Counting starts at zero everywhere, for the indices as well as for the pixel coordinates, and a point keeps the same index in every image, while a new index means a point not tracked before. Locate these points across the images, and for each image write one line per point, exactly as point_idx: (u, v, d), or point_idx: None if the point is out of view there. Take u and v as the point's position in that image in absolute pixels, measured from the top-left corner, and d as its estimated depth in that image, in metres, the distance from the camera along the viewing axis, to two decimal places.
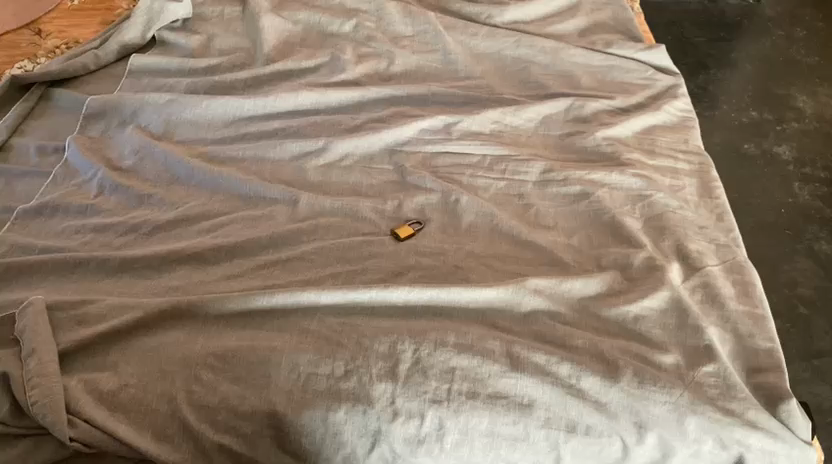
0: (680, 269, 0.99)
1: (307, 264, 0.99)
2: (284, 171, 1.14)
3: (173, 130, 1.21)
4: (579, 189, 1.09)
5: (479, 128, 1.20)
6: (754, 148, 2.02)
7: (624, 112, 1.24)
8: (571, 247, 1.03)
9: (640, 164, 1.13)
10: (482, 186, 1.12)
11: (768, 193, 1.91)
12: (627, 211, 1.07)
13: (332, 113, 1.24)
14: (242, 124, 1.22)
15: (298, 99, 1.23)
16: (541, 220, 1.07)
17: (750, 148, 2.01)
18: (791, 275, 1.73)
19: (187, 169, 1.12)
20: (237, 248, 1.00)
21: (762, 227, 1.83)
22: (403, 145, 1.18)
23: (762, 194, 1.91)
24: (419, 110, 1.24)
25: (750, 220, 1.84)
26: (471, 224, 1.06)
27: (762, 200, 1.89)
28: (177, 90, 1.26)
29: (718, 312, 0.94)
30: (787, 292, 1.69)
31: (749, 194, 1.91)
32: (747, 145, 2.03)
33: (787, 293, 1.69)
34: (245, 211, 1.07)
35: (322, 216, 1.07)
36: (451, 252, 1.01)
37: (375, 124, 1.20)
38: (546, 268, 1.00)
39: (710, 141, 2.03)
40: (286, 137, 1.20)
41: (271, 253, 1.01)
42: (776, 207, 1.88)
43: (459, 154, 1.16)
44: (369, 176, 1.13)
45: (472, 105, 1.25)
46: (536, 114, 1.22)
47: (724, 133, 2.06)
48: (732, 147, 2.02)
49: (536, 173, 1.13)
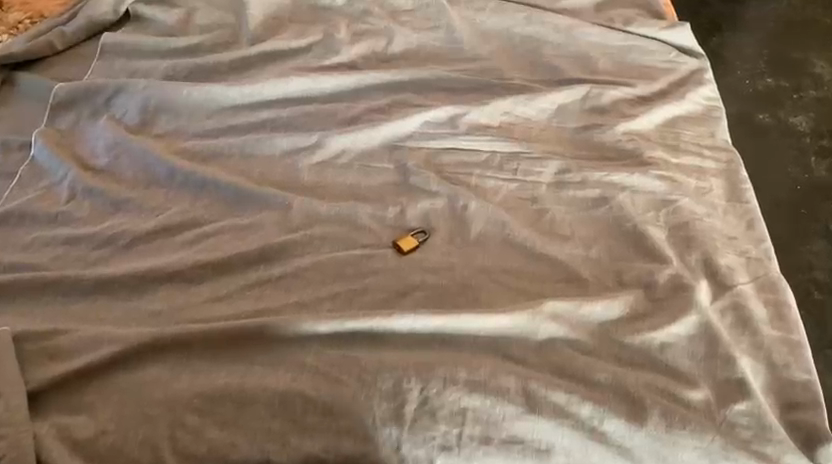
0: (709, 288, 0.91)
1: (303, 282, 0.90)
2: (274, 170, 1.04)
3: (151, 122, 1.09)
4: (598, 193, 1.00)
5: (489, 121, 1.09)
6: (770, 117, 1.84)
7: (645, 100, 1.13)
8: (590, 261, 0.95)
9: (663, 163, 1.04)
10: (492, 189, 1.02)
11: (782, 168, 1.72)
12: (651, 219, 0.98)
13: (326, 102, 1.13)
14: (226, 114, 1.11)
15: (289, 87, 1.12)
16: (557, 229, 0.98)
17: (767, 118, 1.82)
18: (807, 258, 1.55)
19: (169, 169, 1.01)
20: (223, 265, 0.91)
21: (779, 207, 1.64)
22: (404, 140, 1.08)
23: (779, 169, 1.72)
24: (423, 98, 1.13)
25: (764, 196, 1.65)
26: (481, 233, 0.97)
27: (775, 176, 1.70)
28: (153, 76, 1.14)
29: (750, 338, 0.87)
30: (800, 276, 1.50)
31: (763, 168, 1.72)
32: (763, 115, 1.85)
33: (800, 277, 1.50)
34: (232, 218, 0.97)
35: (316, 224, 0.97)
36: (460, 268, 0.93)
37: (373, 116, 1.10)
38: (563, 287, 0.92)
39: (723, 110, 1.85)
40: (274, 130, 1.09)
41: (261, 269, 0.92)
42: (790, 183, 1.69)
43: (467, 150, 1.06)
44: (367, 177, 1.04)
45: (480, 92, 1.14)
46: (551, 104, 1.11)
47: (738, 102, 1.87)
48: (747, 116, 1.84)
49: (551, 173, 1.03)
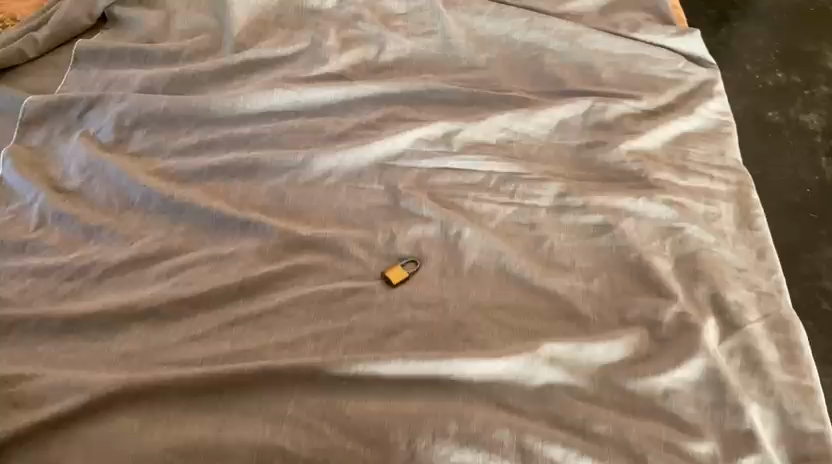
0: (717, 326, 0.85)
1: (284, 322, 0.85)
2: (256, 192, 0.97)
3: (126, 138, 1.03)
4: (600, 220, 0.94)
5: (485, 138, 1.03)
6: (779, 116, 1.66)
7: (652, 115, 1.06)
8: (591, 295, 0.89)
9: (670, 186, 0.98)
10: (488, 213, 0.96)
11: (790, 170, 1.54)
12: (656, 248, 0.92)
13: (313, 116, 1.06)
14: (207, 129, 1.04)
15: (273, 100, 1.05)
16: (556, 259, 0.92)
17: (776, 116, 1.65)
18: (816, 266, 1.37)
19: (144, 193, 0.95)
20: (201, 300, 0.86)
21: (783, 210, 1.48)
22: (396, 159, 1.01)
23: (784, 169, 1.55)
24: (416, 112, 1.07)
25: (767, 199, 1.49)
26: (475, 263, 0.91)
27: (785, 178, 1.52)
28: (130, 87, 1.08)
29: (760, 383, 0.82)
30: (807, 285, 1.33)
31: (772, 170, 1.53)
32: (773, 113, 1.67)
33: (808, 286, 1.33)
34: (211, 247, 0.92)
35: (301, 253, 0.91)
36: (452, 303, 0.87)
37: (363, 132, 1.04)
38: (562, 325, 0.87)
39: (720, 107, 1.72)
40: (258, 147, 1.03)
41: (241, 305, 0.86)
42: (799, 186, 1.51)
43: (461, 171, 1.00)
44: (356, 200, 0.97)
45: (476, 105, 1.08)
46: (552, 119, 1.04)
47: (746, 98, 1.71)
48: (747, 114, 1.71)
49: (550, 196, 0.97)
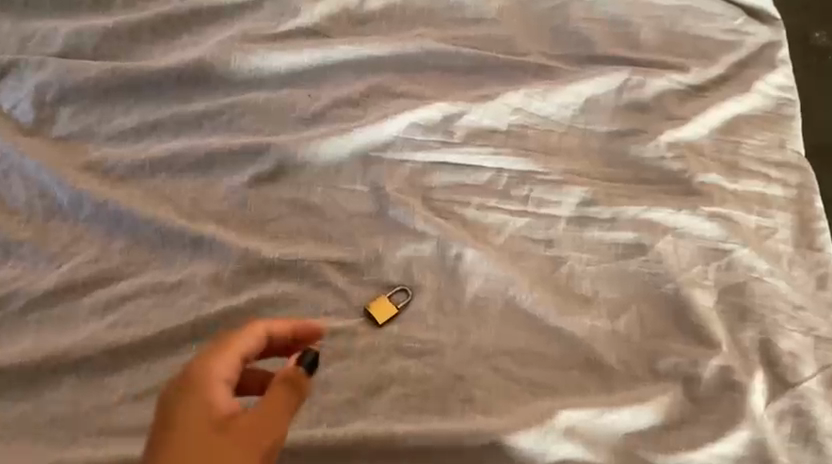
0: (765, 383, 0.71)
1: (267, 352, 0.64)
2: (211, 195, 0.79)
3: (50, 118, 0.83)
4: (633, 238, 0.78)
5: (495, 123, 0.84)
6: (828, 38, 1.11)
7: (700, 91, 0.86)
8: (617, 337, 0.74)
9: (718, 191, 0.80)
10: (495, 226, 0.79)
11: None
12: (698, 277, 0.76)
13: (280, 87, 0.86)
14: (149, 104, 0.84)
15: (231, 68, 0.85)
16: (576, 289, 0.76)
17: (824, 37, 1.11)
18: None
19: (73, 198, 0.77)
20: (146, 347, 0.71)
21: None
22: (384, 149, 0.82)
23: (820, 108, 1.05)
24: (409, 84, 0.87)
25: None
26: (478, 294, 0.75)
27: None
28: (51, 45, 0.86)
29: (812, 458, 0.69)
30: None
31: None
32: None
33: None
34: (157, 271, 0.75)
35: (266, 280, 0.75)
36: (449, 350, 0.72)
37: (343, 113, 0.84)
38: (580, 377, 0.72)
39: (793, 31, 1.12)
40: (213, 131, 0.83)
41: (195, 352, 0.71)
42: None
43: (463, 167, 0.82)
44: (334, 204, 0.80)
45: (483, 76, 0.87)
46: (577, 97, 0.85)
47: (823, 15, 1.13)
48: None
49: (572, 205, 0.80)
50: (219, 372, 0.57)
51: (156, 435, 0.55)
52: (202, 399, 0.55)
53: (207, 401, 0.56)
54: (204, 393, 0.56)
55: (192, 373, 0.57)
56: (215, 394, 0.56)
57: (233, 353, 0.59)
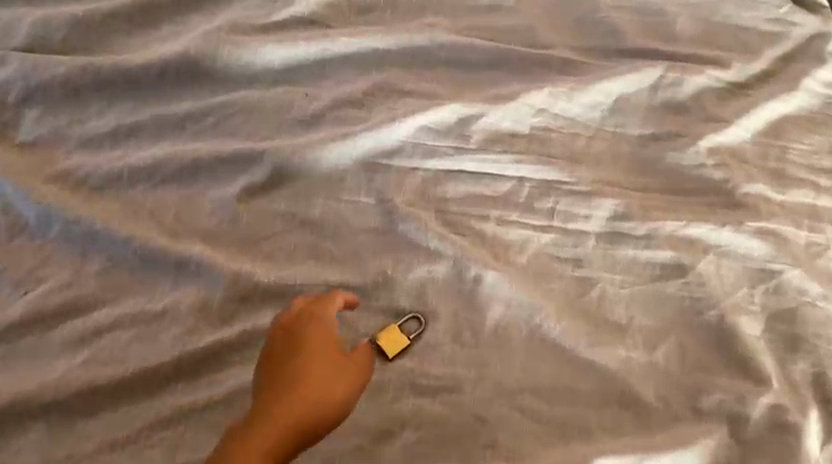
0: (820, 422, 0.64)
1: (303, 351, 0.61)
2: (198, 209, 0.71)
3: (14, 120, 0.73)
4: (671, 258, 0.70)
5: (515, 126, 0.75)
6: None
7: (740, 90, 0.78)
8: (654, 370, 0.66)
9: (763, 203, 0.72)
10: (517, 243, 0.71)
11: None
12: (743, 302, 0.68)
13: (274, 85, 0.77)
14: (127, 104, 0.75)
15: (220, 64, 0.76)
16: (608, 314, 0.68)
17: None
18: None
19: (40, 213, 0.68)
20: (125, 386, 0.62)
21: None
22: (392, 155, 0.74)
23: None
24: (418, 81, 0.78)
25: None
26: (499, 323, 0.67)
27: None
28: (15, 37, 0.76)
29: None
30: None
31: None
32: None
33: None
34: (137, 297, 0.67)
35: (261, 308, 0.67)
36: (468, 388, 0.64)
37: (345, 113, 0.75)
38: (614, 416, 0.64)
39: None
40: (199, 134, 0.74)
41: (181, 391, 0.63)
42: None
43: (480, 176, 0.73)
44: (337, 219, 0.71)
45: (501, 71, 0.79)
46: (606, 96, 0.76)
47: None
48: None
49: (602, 219, 0.71)
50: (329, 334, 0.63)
51: (300, 380, 0.60)
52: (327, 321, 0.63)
53: (314, 342, 0.62)
54: (309, 337, 0.62)
55: (299, 319, 0.63)
56: (317, 351, 0.62)
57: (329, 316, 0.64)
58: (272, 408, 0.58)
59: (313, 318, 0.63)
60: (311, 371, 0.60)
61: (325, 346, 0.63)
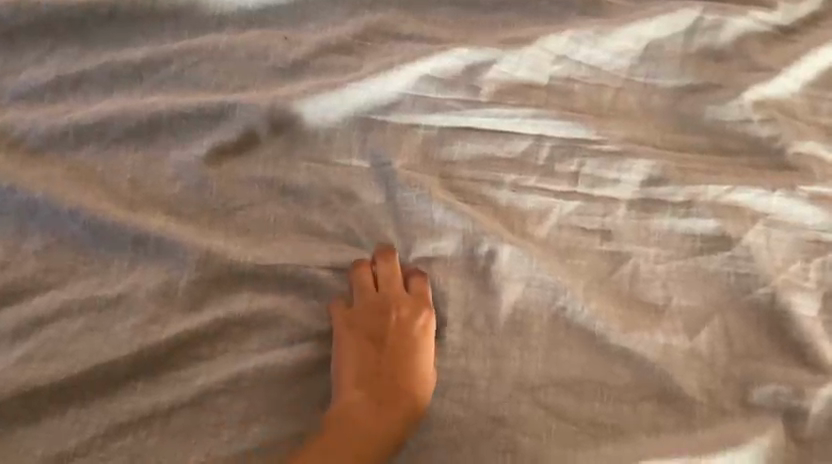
0: None
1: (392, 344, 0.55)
2: (158, 173, 0.59)
3: None
4: (714, 227, 0.60)
5: (533, 74, 0.65)
6: None
7: (786, 35, 0.69)
8: (698, 358, 0.57)
9: (817, 163, 0.63)
10: (536, 212, 0.61)
11: None
12: (796, 278, 0.59)
13: (248, 27, 0.65)
14: (71, 51, 0.63)
15: (183, 3, 0.64)
16: (643, 294, 0.59)
17: None
18: None
19: None
20: (71, 388, 0.52)
21: None
22: (388, 109, 0.63)
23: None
24: (417, 23, 0.67)
25: None
26: (518, 305, 0.57)
27: None
28: None
29: None
30: None
31: None
32: None
33: None
34: (86, 280, 0.56)
35: (236, 291, 0.56)
36: (483, 383, 0.55)
37: (333, 60, 0.64)
38: (652, 412, 0.55)
39: None
40: (159, 85, 0.62)
41: (140, 392, 0.53)
42: None
43: (492, 133, 0.63)
44: (325, 184, 0.60)
45: (512, 11, 0.68)
46: (635, 40, 0.66)
47: None
48: None
49: (634, 183, 0.62)
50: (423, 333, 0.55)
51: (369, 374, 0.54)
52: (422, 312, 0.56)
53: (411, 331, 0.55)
54: (403, 333, 0.55)
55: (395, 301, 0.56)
56: (411, 347, 0.54)
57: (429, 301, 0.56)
58: (350, 408, 0.52)
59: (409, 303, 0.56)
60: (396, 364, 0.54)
61: (423, 342, 0.55)
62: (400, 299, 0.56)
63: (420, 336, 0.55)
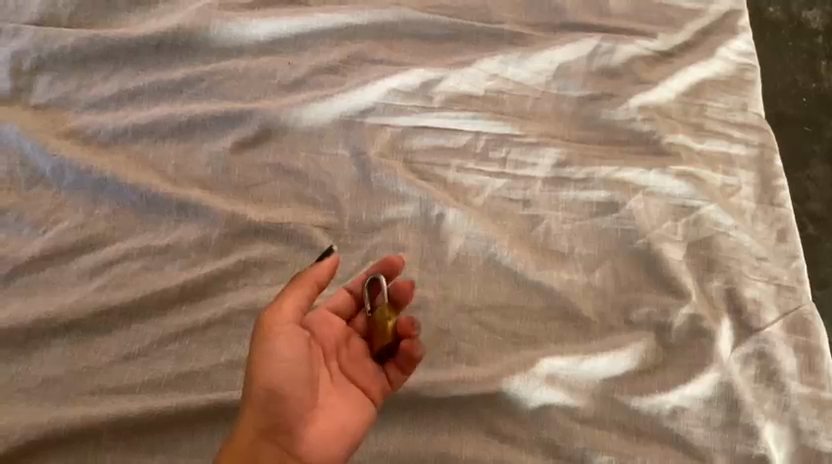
0: (731, 329, 0.75)
1: (287, 359, 0.62)
2: (194, 160, 0.80)
3: (26, 86, 0.83)
4: (606, 196, 0.81)
5: (471, 88, 0.87)
6: (780, 13, 1.20)
7: (665, 57, 0.91)
8: (594, 290, 0.78)
9: (684, 151, 0.84)
10: (474, 187, 0.82)
11: (804, 72, 1.14)
12: (667, 232, 0.80)
13: (260, 54, 0.87)
14: (128, 71, 0.85)
15: (211, 35, 0.86)
16: (553, 246, 0.80)
17: (776, 12, 1.20)
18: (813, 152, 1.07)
19: (54, 164, 0.78)
20: (135, 309, 0.72)
21: (789, 121, 1.10)
22: (365, 113, 0.84)
23: (779, 76, 1.14)
24: (385, 51, 0.89)
25: (782, 117, 1.10)
26: (461, 253, 0.78)
27: (788, 82, 1.13)
28: (26, 15, 0.86)
29: (774, 395, 0.73)
30: (793, 175, 1.06)
31: (780, 76, 1.14)
32: (802, 15, 1.19)
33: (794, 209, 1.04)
34: (143, 235, 0.76)
35: (253, 242, 0.76)
36: (434, 306, 0.75)
37: (324, 78, 0.86)
38: (559, 327, 0.75)
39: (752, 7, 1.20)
40: (194, 96, 0.84)
41: (185, 312, 0.72)
42: (800, 88, 1.13)
43: (443, 131, 0.84)
44: (318, 167, 0.81)
45: (457, 42, 0.91)
46: (549, 63, 0.88)
47: None
48: (778, 19, 1.19)
49: (547, 166, 0.83)
50: (287, 345, 0.62)
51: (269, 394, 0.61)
52: (285, 325, 0.63)
53: (278, 341, 0.62)
54: (271, 345, 0.62)
55: (277, 317, 0.63)
56: (280, 360, 0.62)
57: (306, 298, 0.65)
58: (256, 429, 0.61)
59: (277, 318, 0.63)
60: (277, 381, 0.62)
61: (284, 356, 0.62)
62: (282, 314, 0.64)
63: (277, 347, 0.62)
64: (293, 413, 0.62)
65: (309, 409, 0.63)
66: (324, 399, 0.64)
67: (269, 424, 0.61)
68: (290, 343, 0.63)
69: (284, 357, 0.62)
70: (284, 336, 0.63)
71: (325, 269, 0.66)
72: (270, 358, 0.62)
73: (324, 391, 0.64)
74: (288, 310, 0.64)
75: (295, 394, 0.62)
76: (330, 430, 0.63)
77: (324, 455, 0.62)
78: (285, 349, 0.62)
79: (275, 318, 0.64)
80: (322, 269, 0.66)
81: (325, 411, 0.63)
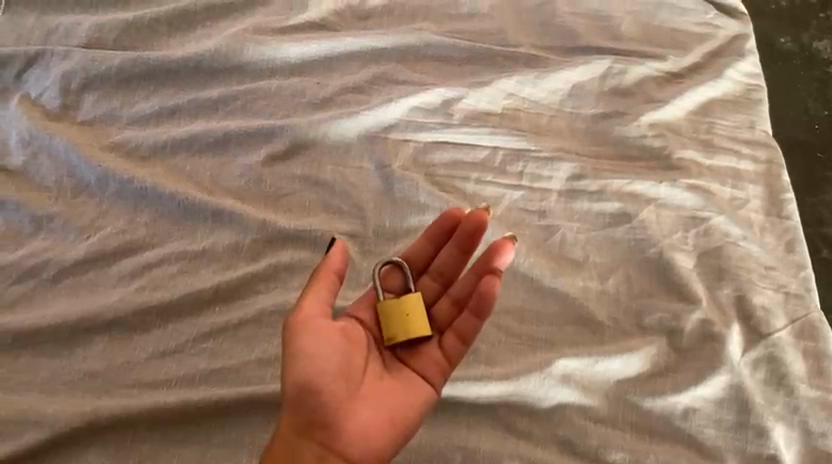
0: (741, 334, 0.78)
1: (318, 352, 0.63)
2: (228, 172, 0.86)
3: (74, 104, 0.90)
4: (618, 208, 0.85)
5: (489, 106, 0.92)
6: (791, 45, 1.24)
7: (675, 78, 0.96)
8: (607, 296, 0.81)
9: (694, 165, 0.88)
10: (492, 199, 0.86)
11: (815, 100, 1.18)
12: (678, 242, 0.83)
13: (291, 75, 0.93)
14: (168, 92, 0.91)
15: (245, 57, 0.92)
16: (568, 254, 0.83)
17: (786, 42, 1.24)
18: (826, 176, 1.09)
19: (99, 174, 0.83)
20: (171, 308, 0.76)
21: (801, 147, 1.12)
22: (388, 129, 0.89)
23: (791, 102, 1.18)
24: (408, 73, 0.94)
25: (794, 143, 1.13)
26: None
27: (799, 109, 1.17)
28: (75, 39, 0.93)
29: (784, 398, 0.75)
30: (808, 199, 1.07)
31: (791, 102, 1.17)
32: (813, 46, 1.24)
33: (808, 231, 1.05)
34: (180, 241, 0.81)
35: (283, 248, 0.81)
36: None
37: (350, 97, 0.91)
38: (573, 331, 0.79)
39: (764, 38, 1.25)
40: (229, 113, 0.90)
41: (218, 313, 0.77)
42: (811, 115, 1.16)
43: (462, 146, 0.89)
44: (344, 179, 0.86)
45: (476, 65, 0.96)
46: (563, 83, 0.93)
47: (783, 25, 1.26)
48: (789, 49, 1.24)
49: (562, 178, 0.87)
50: (315, 339, 0.63)
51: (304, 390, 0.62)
52: (312, 321, 0.64)
53: (306, 337, 0.63)
54: (300, 342, 0.63)
55: (303, 314, 0.64)
56: (310, 356, 0.62)
57: (328, 292, 0.66)
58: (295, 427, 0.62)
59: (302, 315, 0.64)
60: (310, 377, 0.62)
61: (313, 351, 0.63)
62: (307, 310, 0.64)
63: (305, 344, 0.63)
64: (332, 408, 0.62)
65: (346, 401, 0.63)
66: (363, 394, 0.64)
67: (306, 419, 0.62)
68: (318, 337, 0.63)
69: (313, 352, 0.63)
70: (311, 332, 0.63)
71: (339, 258, 0.67)
72: (301, 354, 0.62)
73: (363, 386, 0.65)
74: (312, 306, 0.65)
75: (329, 387, 0.62)
76: (370, 421, 0.63)
77: (367, 448, 0.62)
78: (314, 344, 0.63)
79: (300, 315, 0.64)
80: (338, 260, 0.67)
81: (363, 403, 0.64)
